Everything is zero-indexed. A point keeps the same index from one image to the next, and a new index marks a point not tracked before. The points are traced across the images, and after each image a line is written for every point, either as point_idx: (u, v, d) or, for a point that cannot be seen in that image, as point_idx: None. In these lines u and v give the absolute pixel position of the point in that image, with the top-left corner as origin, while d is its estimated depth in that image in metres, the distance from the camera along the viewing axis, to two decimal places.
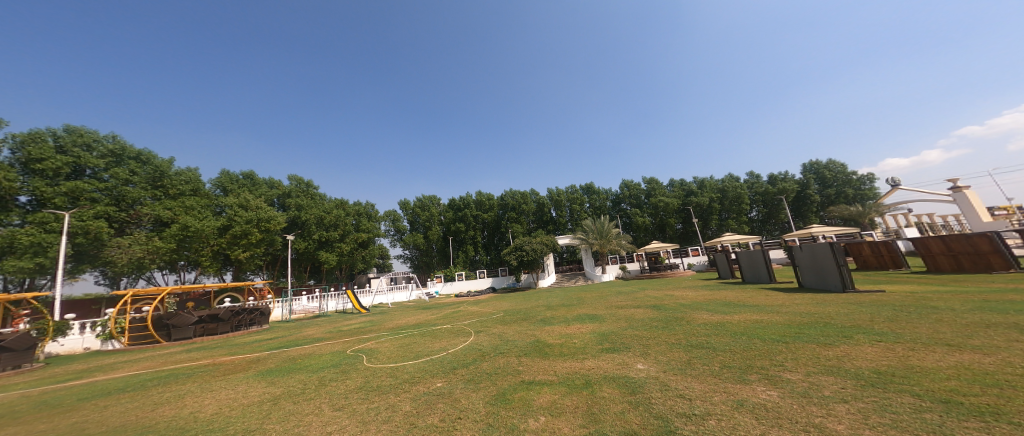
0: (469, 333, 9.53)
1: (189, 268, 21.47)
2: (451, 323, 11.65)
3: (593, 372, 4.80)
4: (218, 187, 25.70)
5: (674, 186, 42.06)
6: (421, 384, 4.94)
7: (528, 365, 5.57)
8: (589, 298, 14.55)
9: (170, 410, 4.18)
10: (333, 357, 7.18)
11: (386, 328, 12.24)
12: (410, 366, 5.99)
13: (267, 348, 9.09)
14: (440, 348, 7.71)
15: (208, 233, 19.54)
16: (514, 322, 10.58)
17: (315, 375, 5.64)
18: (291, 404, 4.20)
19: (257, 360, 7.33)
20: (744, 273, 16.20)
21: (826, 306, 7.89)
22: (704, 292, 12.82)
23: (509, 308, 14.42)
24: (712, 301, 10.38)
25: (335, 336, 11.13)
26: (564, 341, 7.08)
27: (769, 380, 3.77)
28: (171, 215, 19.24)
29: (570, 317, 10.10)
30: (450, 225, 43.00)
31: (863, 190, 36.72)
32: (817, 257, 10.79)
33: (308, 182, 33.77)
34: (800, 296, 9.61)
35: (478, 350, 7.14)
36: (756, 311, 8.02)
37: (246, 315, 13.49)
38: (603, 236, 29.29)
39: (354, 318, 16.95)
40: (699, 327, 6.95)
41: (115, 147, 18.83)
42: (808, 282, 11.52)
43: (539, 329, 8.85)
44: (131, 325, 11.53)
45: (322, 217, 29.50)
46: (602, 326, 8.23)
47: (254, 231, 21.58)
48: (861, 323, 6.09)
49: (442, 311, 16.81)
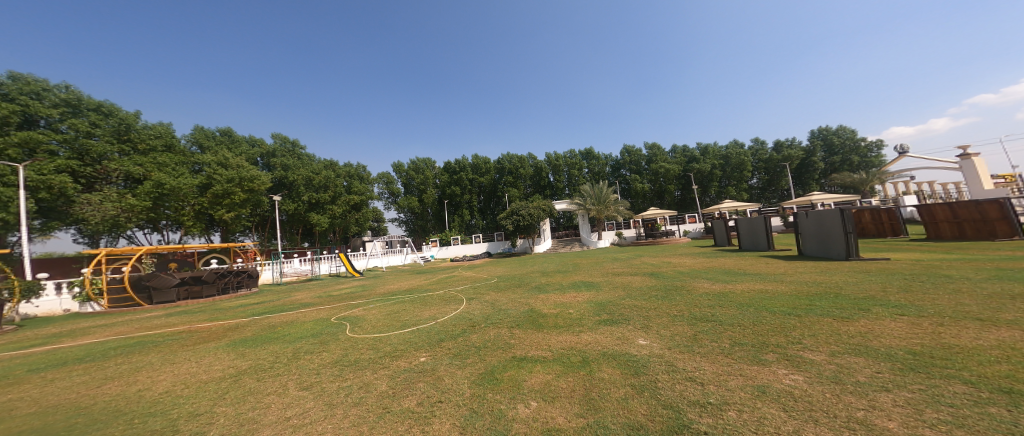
0: (461, 300, 9.22)
1: (173, 228, 20.75)
2: (443, 289, 11.37)
3: (590, 348, 4.41)
4: (194, 144, 24.17)
5: (676, 153, 40.98)
6: (402, 358, 4.51)
7: (520, 338, 5.18)
8: (585, 265, 14.27)
9: (116, 388, 3.68)
10: (314, 325, 6.76)
11: (376, 294, 11.93)
12: (395, 337, 5.57)
13: (250, 314, 8.69)
14: (429, 316, 7.32)
15: (186, 192, 18.54)
16: (507, 289, 10.22)
17: (290, 346, 5.21)
18: (253, 382, 3.73)
19: (235, 328, 6.91)
20: (742, 240, 15.92)
21: (832, 275, 7.52)
22: (702, 259, 12.52)
23: (503, 274, 14.16)
24: (711, 269, 10.03)
25: (323, 301, 10.78)
26: (560, 312, 6.70)
27: (790, 361, 3.34)
28: (144, 172, 18.14)
29: (565, 284, 9.76)
30: (446, 189, 42.08)
31: (869, 158, 36.04)
32: (824, 224, 10.33)
33: (294, 141, 32.13)
34: (802, 264, 9.28)
35: (468, 319, 6.74)
36: (759, 280, 7.66)
37: (232, 277, 13.12)
38: (601, 201, 28.71)
39: (346, 282, 16.68)
40: (702, 297, 6.57)
41: (69, 97, 17.26)
42: (810, 250, 11.21)
43: (533, 297, 8.47)
44: (108, 287, 10.99)
45: (310, 178, 28.45)
46: (599, 295, 7.86)
47: (237, 191, 20.75)
48: (874, 292, 5.71)
49: (435, 276, 16.54)
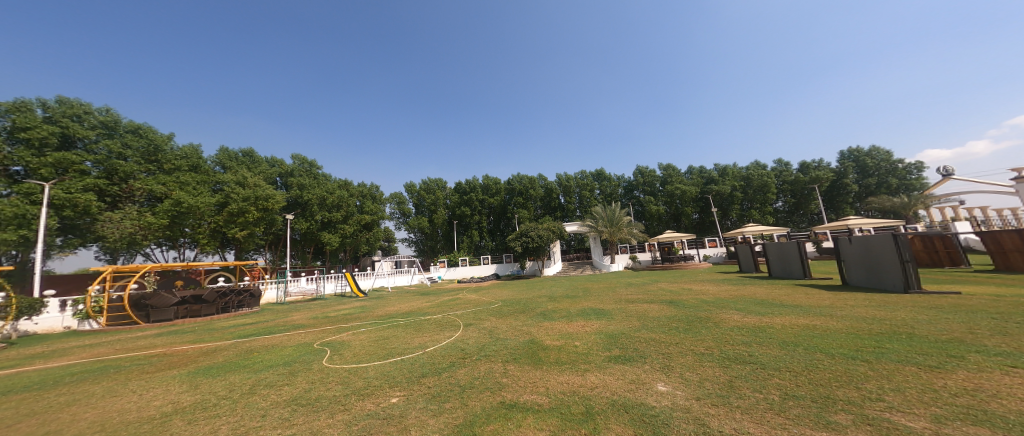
0: (457, 326, 8.45)
1: (189, 246, 21.14)
2: (443, 313, 10.62)
3: (598, 397, 3.56)
4: (218, 165, 25.09)
5: (693, 174, 39.79)
6: (370, 398, 3.78)
7: (516, 377, 4.38)
8: (596, 289, 13.24)
9: (24, 428, 3.10)
10: (293, 350, 6.15)
11: (373, 316, 11.30)
12: (372, 370, 4.85)
13: (235, 336, 8.17)
14: (419, 343, 6.59)
15: (203, 210, 18.87)
16: (510, 314, 9.39)
17: (252, 376, 4.57)
18: (181, 425, 3.08)
19: (210, 352, 6.37)
20: (772, 266, 14.52)
21: (892, 309, 6.34)
22: (728, 287, 11.30)
23: (508, 297, 13.30)
24: (740, 298, 8.90)
25: (316, 323, 10.20)
26: (564, 344, 5.86)
27: (874, 428, 2.40)
28: (165, 191, 18.72)
29: (573, 311, 8.86)
30: (456, 210, 42.01)
31: (909, 180, 33.72)
32: (873, 250, 9.17)
33: (312, 161, 33.09)
34: (849, 295, 8.07)
35: (460, 350, 5.97)
36: (800, 313, 6.58)
37: (234, 296, 12.87)
38: (614, 223, 27.67)
39: (348, 302, 16.17)
40: (734, 331, 5.61)
41: (106, 120, 18.36)
42: (855, 279, 9.94)
43: (536, 325, 7.60)
44: (108, 305, 10.83)
45: (324, 198, 28.97)
46: (610, 325, 6.93)
47: (252, 209, 21.08)
48: (958, 333, 4.59)
49: (439, 298, 15.80)
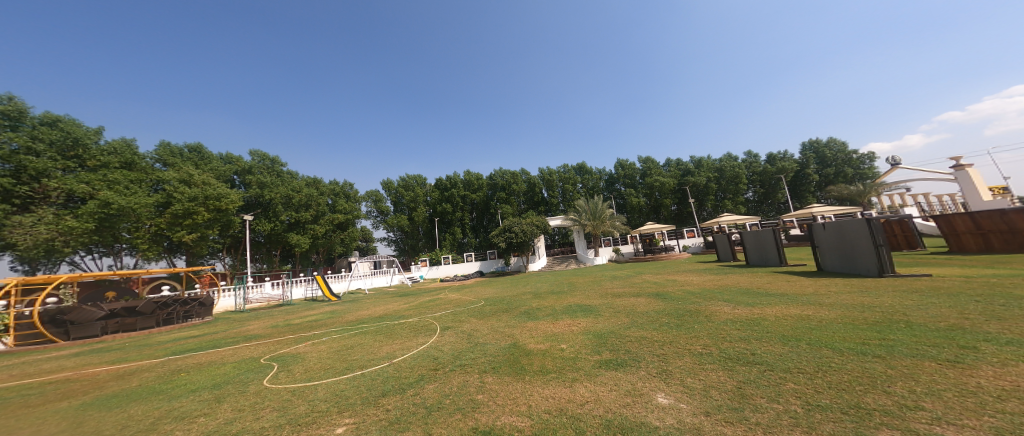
0: (433, 330, 7.73)
1: (128, 252, 18.99)
2: (419, 316, 9.85)
3: (590, 416, 3.01)
4: (159, 162, 22.63)
5: (670, 166, 40.61)
6: (310, 431, 3.04)
7: (493, 392, 3.76)
8: (582, 284, 12.89)
9: None
10: (232, 367, 5.22)
11: (342, 322, 10.32)
12: (322, 390, 4.07)
13: (170, 352, 7.06)
14: (387, 353, 5.83)
15: (140, 211, 16.81)
16: (492, 315, 8.75)
17: (164, 406, 3.70)
18: None
19: (129, 374, 5.34)
20: (750, 255, 14.70)
21: (878, 295, 6.23)
22: (711, 277, 11.19)
23: (491, 296, 12.67)
24: (726, 288, 8.72)
25: (275, 332, 9.13)
26: (549, 347, 5.32)
27: None
28: (90, 190, 16.50)
29: (559, 308, 8.35)
30: (436, 206, 40.79)
31: (863, 170, 36.00)
32: (847, 236, 9.18)
33: (274, 157, 30.81)
34: (830, 282, 8.04)
35: (433, 360, 5.28)
36: (790, 302, 6.35)
37: (178, 307, 11.47)
38: (597, 217, 27.66)
39: (317, 307, 14.95)
40: (728, 326, 5.26)
41: (9, 108, 15.94)
42: (830, 265, 10.03)
43: (519, 326, 7.03)
44: (16, 322, 9.28)
45: (290, 196, 27.05)
46: (598, 323, 6.47)
47: (200, 210, 19.14)
48: (957, 319, 4.38)
49: (417, 299, 14.91)
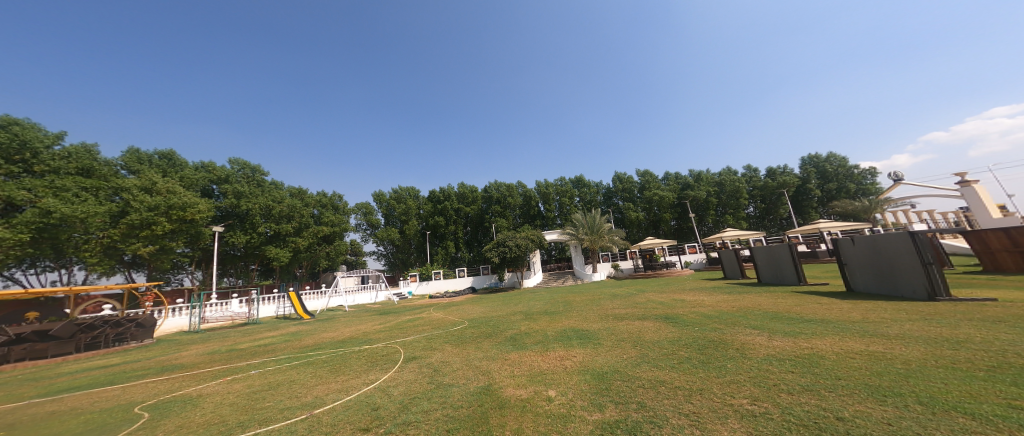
0: (394, 361, 6.21)
1: (78, 266, 17.30)
2: (387, 341, 8.35)
3: None
4: (125, 169, 21.32)
5: (669, 180, 39.83)
6: None
7: None
8: (579, 303, 11.42)
9: None
10: (83, 422, 3.70)
11: (295, 347, 8.72)
12: None
13: (47, 390, 5.46)
14: (316, 398, 4.34)
15: (86, 220, 15.23)
16: (471, 341, 7.26)
17: None
18: None
19: None
20: (762, 272, 13.37)
21: (955, 325, 4.87)
22: (727, 297, 9.82)
23: (476, 316, 11.12)
24: (751, 311, 7.32)
25: (206, 361, 7.52)
26: (532, 394, 3.89)
27: None
28: (31, 197, 15.06)
29: (551, 334, 6.88)
30: (429, 219, 39.41)
31: (865, 185, 35.40)
32: (885, 252, 7.92)
33: (255, 166, 29.47)
34: (877, 306, 6.67)
35: (370, 412, 3.78)
36: (842, 332, 4.97)
37: (107, 329, 9.84)
38: (594, 231, 26.38)
39: (282, 328, 13.26)
40: (776, 367, 3.85)
41: None
42: (861, 285, 8.75)
43: (498, 358, 5.58)
44: None
45: (269, 207, 25.53)
46: (598, 357, 5.00)
47: (161, 220, 17.50)
48: None
49: (396, 318, 13.35)
